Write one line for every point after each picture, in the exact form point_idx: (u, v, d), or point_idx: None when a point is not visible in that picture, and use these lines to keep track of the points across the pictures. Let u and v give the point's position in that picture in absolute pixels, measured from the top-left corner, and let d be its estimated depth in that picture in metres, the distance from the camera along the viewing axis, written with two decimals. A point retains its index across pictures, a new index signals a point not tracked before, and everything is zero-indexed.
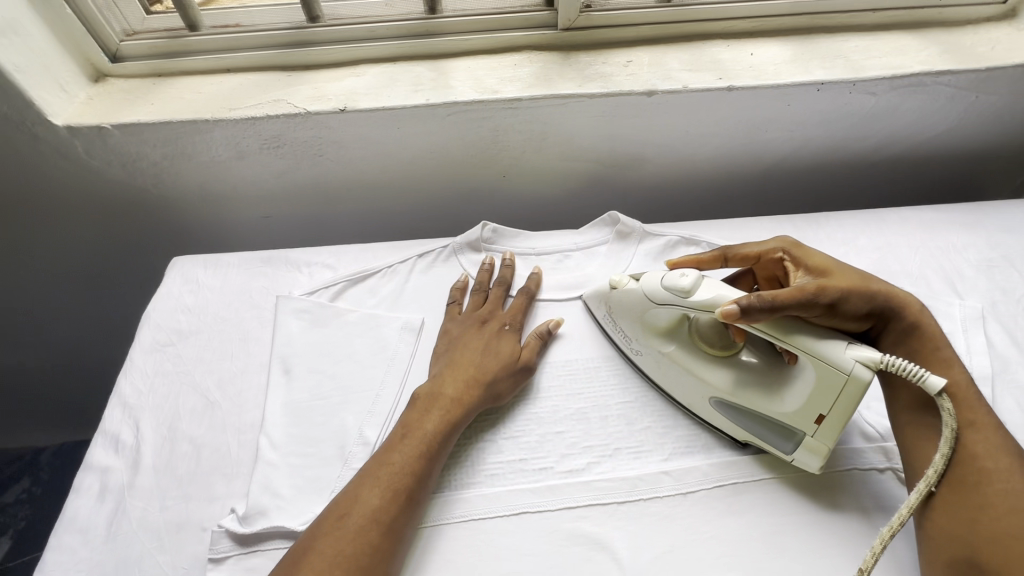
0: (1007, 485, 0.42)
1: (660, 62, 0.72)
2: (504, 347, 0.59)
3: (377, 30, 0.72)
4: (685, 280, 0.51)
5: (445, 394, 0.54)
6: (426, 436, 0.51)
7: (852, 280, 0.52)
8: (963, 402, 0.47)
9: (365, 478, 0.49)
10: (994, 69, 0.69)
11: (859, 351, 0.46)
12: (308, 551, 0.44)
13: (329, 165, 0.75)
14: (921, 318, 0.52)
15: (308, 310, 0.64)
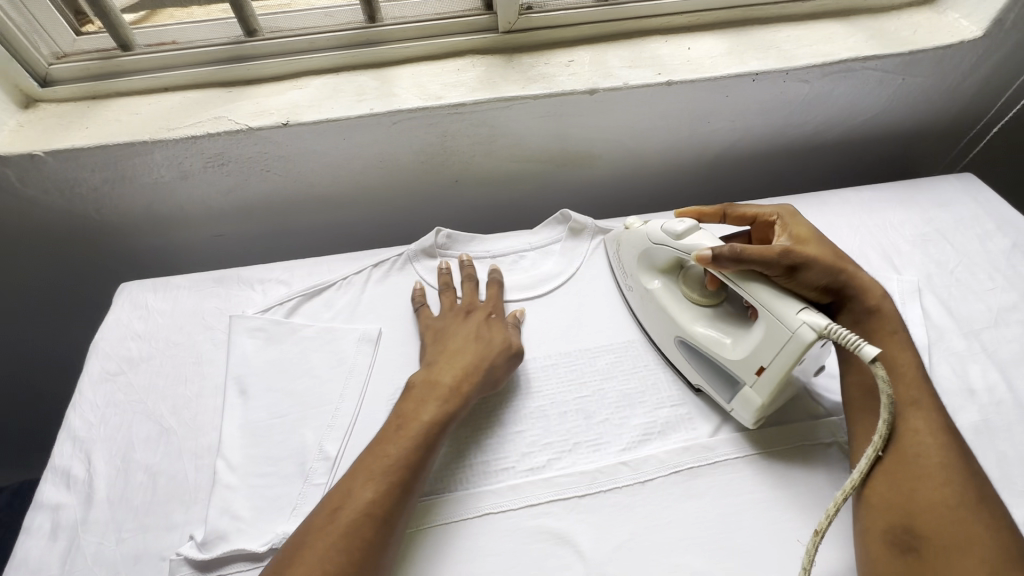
0: (943, 458, 0.44)
1: (600, 60, 0.73)
2: (494, 334, 0.60)
3: (317, 42, 0.72)
4: (685, 225, 0.56)
5: (446, 381, 0.55)
6: (423, 425, 0.51)
7: (824, 254, 0.54)
8: (906, 380, 0.49)
9: (358, 471, 0.48)
10: (917, 52, 0.72)
11: (810, 316, 0.48)
12: (301, 547, 0.44)
13: (278, 179, 0.74)
14: (882, 301, 0.54)
15: (262, 328, 0.63)
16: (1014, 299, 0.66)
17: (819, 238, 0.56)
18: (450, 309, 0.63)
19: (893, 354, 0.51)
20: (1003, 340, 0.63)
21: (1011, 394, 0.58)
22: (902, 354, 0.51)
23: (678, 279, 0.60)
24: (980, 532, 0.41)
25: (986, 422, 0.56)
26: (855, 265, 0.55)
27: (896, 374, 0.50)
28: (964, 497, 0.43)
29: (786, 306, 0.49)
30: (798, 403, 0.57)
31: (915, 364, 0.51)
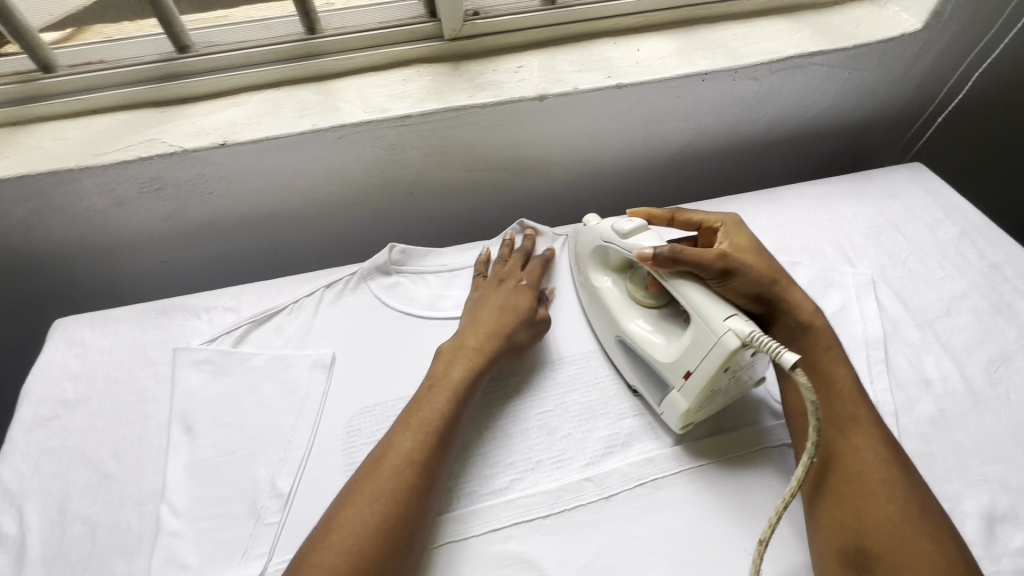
0: (886, 475, 0.45)
1: (550, 65, 0.72)
2: (519, 300, 0.62)
3: (254, 56, 0.69)
4: (633, 224, 0.55)
5: (468, 345, 0.58)
6: (451, 385, 0.54)
7: (758, 265, 0.54)
8: (843, 397, 0.50)
9: (398, 430, 0.51)
10: (861, 46, 0.73)
11: (736, 322, 0.46)
12: (346, 503, 0.46)
13: (221, 201, 0.71)
14: (814, 317, 0.54)
15: (208, 360, 0.60)
16: (964, 286, 0.67)
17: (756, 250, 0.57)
18: (489, 280, 0.66)
19: (830, 373, 0.51)
20: (955, 329, 0.64)
21: (964, 383, 0.59)
22: (838, 371, 0.51)
23: (627, 278, 0.59)
24: (927, 548, 0.41)
25: (942, 412, 0.57)
26: (788, 281, 0.56)
27: (832, 392, 0.50)
28: (910, 515, 0.43)
29: (715, 312, 0.48)
30: (758, 405, 0.57)
31: (851, 380, 0.51)
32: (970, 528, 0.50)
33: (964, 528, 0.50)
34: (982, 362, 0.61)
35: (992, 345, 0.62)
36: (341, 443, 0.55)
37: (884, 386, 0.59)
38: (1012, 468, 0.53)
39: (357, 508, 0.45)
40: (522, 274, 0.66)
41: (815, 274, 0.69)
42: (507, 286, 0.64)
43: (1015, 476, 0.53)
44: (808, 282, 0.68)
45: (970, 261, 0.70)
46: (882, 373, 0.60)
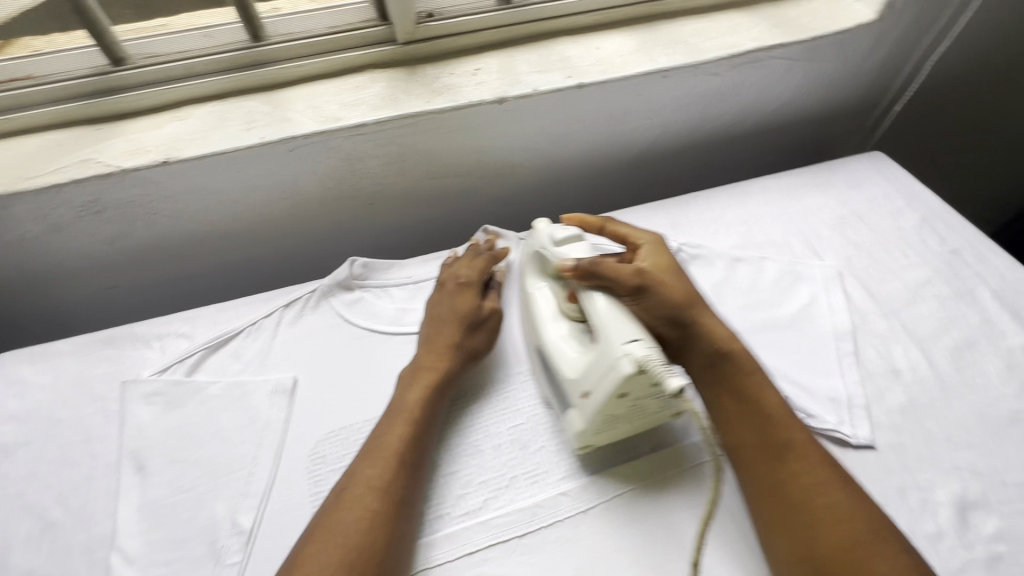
0: (835, 498, 0.44)
1: (508, 67, 0.70)
2: (468, 303, 0.60)
3: (195, 67, 0.65)
4: (569, 232, 0.57)
5: (424, 364, 0.56)
6: (410, 409, 0.52)
7: (674, 289, 0.54)
8: (780, 423, 0.49)
9: (362, 458, 0.49)
10: (818, 38, 0.73)
11: (636, 347, 0.44)
12: (309, 538, 0.44)
13: (168, 221, 0.67)
14: (732, 342, 0.53)
15: (160, 392, 0.57)
16: (927, 273, 0.68)
17: (676, 271, 0.57)
18: (441, 280, 0.64)
19: (761, 399, 0.50)
20: (921, 317, 0.64)
21: (932, 370, 0.60)
22: (765, 393, 0.51)
23: (561, 286, 0.57)
24: (885, 568, 0.41)
25: (912, 401, 0.57)
26: (706, 308, 0.55)
27: (764, 417, 0.49)
28: (861, 538, 0.42)
29: (617, 332, 0.46)
30: None
31: (781, 401, 0.51)
32: (943, 517, 0.50)
33: (938, 517, 0.50)
34: (948, 348, 0.61)
35: (956, 331, 0.63)
36: (306, 472, 0.53)
37: (855, 378, 0.59)
38: (981, 453, 0.54)
39: (321, 558, 0.42)
40: (462, 270, 0.64)
41: (784, 269, 0.69)
42: (454, 285, 0.62)
43: (984, 461, 0.53)
44: (776, 277, 0.68)
45: (931, 248, 0.71)
46: (852, 365, 0.60)
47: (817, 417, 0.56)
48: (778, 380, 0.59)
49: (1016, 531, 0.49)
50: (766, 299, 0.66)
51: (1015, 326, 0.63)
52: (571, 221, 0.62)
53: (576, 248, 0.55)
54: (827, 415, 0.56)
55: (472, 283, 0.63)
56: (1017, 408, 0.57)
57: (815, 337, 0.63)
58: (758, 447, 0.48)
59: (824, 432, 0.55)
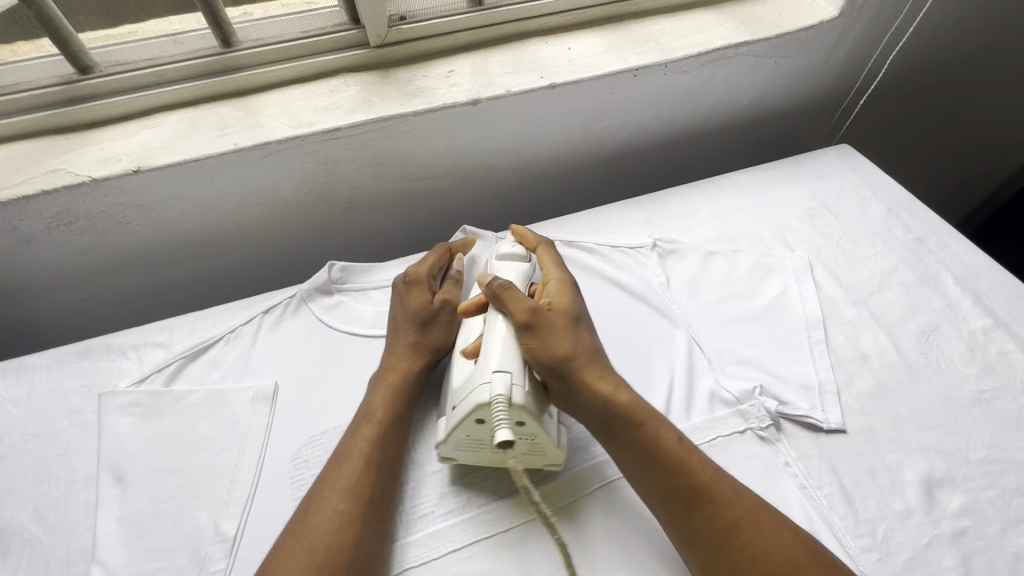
0: (749, 535, 0.43)
1: (481, 68, 0.70)
2: (418, 300, 0.60)
3: (165, 74, 0.65)
4: (514, 250, 0.61)
5: (387, 365, 0.57)
6: (376, 410, 0.53)
7: (564, 337, 0.51)
8: (680, 467, 0.46)
9: (334, 462, 0.50)
10: (784, 35, 0.75)
11: (498, 382, 0.46)
12: (283, 544, 0.44)
13: (141, 230, 0.66)
14: (618, 392, 0.49)
15: (138, 403, 0.57)
16: (893, 262, 0.70)
17: (572, 315, 0.54)
18: (399, 276, 0.63)
19: (651, 446, 0.47)
20: (888, 304, 0.66)
21: (899, 354, 0.62)
22: (658, 437, 0.48)
23: None
24: None
25: (880, 385, 0.59)
26: (600, 360, 0.51)
27: (659, 461, 0.47)
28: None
29: (489, 364, 0.48)
30: (708, 395, 0.58)
31: (677, 438, 0.48)
32: (911, 496, 0.52)
33: (906, 496, 0.52)
34: (913, 333, 0.64)
35: (921, 316, 0.65)
36: (289, 477, 0.53)
37: (825, 365, 0.61)
38: (946, 433, 0.56)
39: (293, 562, 0.43)
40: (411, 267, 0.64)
41: (756, 261, 0.71)
42: (412, 281, 0.62)
43: (948, 440, 0.55)
44: (748, 269, 0.70)
45: (897, 237, 0.73)
46: (823, 352, 0.62)
47: (790, 403, 0.57)
48: (752, 369, 0.61)
49: (979, 506, 0.51)
50: (738, 291, 0.68)
51: (977, 309, 0.65)
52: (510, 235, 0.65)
53: (509, 265, 0.59)
54: (800, 401, 0.58)
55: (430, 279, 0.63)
56: (979, 388, 0.59)
57: (786, 327, 0.64)
58: (661, 494, 0.46)
59: (797, 418, 0.57)
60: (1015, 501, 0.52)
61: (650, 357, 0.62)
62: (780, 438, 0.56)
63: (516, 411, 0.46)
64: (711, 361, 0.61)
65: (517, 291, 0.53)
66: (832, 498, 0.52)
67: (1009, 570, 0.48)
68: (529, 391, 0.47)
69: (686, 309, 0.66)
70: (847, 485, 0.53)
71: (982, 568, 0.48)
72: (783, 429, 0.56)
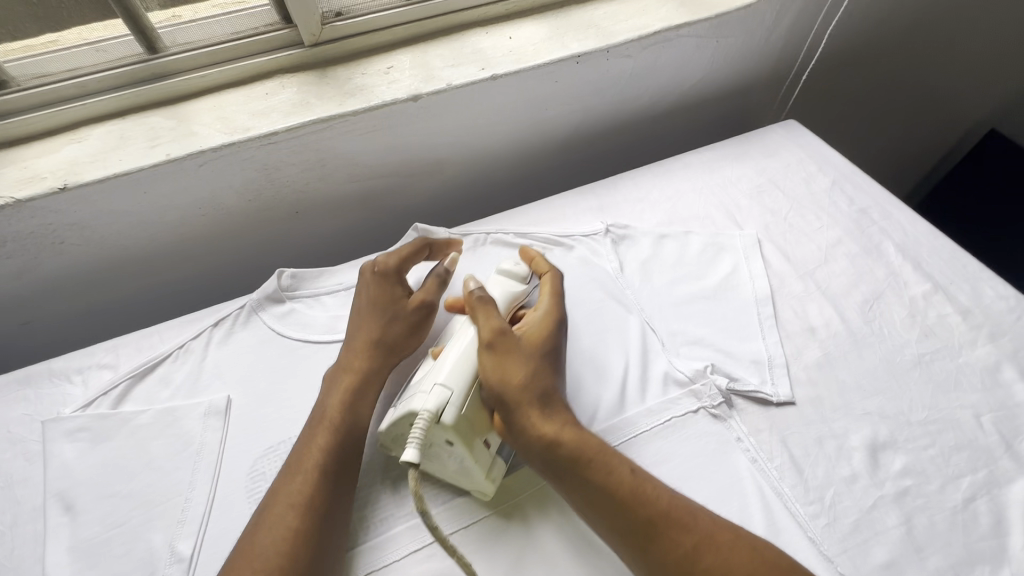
0: (712, 560, 0.43)
1: (422, 63, 0.69)
2: (385, 300, 0.60)
3: (88, 85, 0.62)
4: (513, 268, 0.62)
5: (344, 367, 0.56)
6: (330, 417, 0.52)
7: (520, 367, 0.51)
8: (633, 501, 0.46)
9: (286, 472, 0.49)
10: (722, 15, 0.75)
11: (432, 398, 0.49)
12: (234, 559, 0.44)
13: (76, 251, 0.64)
14: (563, 431, 0.49)
15: (84, 427, 0.55)
16: (838, 234, 0.72)
17: (542, 347, 0.54)
18: (370, 262, 0.63)
19: (601, 479, 0.47)
20: (833, 275, 0.68)
21: (844, 325, 0.64)
22: (610, 471, 0.47)
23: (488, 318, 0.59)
24: None
25: (827, 355, 0.61)
26: (552, 395, 0.51)
27: (612, 497, 0.46)
28: None
29: (439, 373, 0.51)
30: (661, 377, 0.59)
31: (628, 471, 0.47)
32: (857, 461, 0.54)
33: (852, 462, 0.54)
34: (858, 302, 0.66)
35: (865, 286, 0.67)
36: (245, 490, 0.52)
37: (774, 340, 0.62)
38: (889, 398, 0.58)
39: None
40: (380, 259, 0.63)
41: (707, 241, 0.72)
42: (383, 276, 0.61)
43: (891, 405, 0.57)
44: (699, 250, 0.71)
45: (841, 209, 0.75)
46: (772, 328, 0.63)
47: (740, 379, 0.59)
48: (705, 349, 0.62)
49: (920, 466, 0.54)
50: (690, 272, 0.69)
51: (916, 275, 0.68)
52: (523, 255, 0.66)
53: (501, 284, 0.60)
54: (750, 376, 0.59)
55: (399, 274, 0.62)
56: (920, 351, 0.61)
57: (736, 305, 0.66)
58: (617, 527, 0.45)
59: (748, 394, 0.58)
60: (953, 457, 0.54)
61: (605, 342, 0.62)
62: (732, 414, 0.57)
63: (444, 428, 0.48)
64: (665, 343, 0.62)
65: (494, 309, 0.55)
66: (783, 469, 0.53)
67: (948, 524, 0.50)
68: (462, 413, 0.49)
69: (640, 294, 0.67)
70: (797, 455, 0.54)
71: (923, 524, 0.50)
72: (734, 405, 0.58)
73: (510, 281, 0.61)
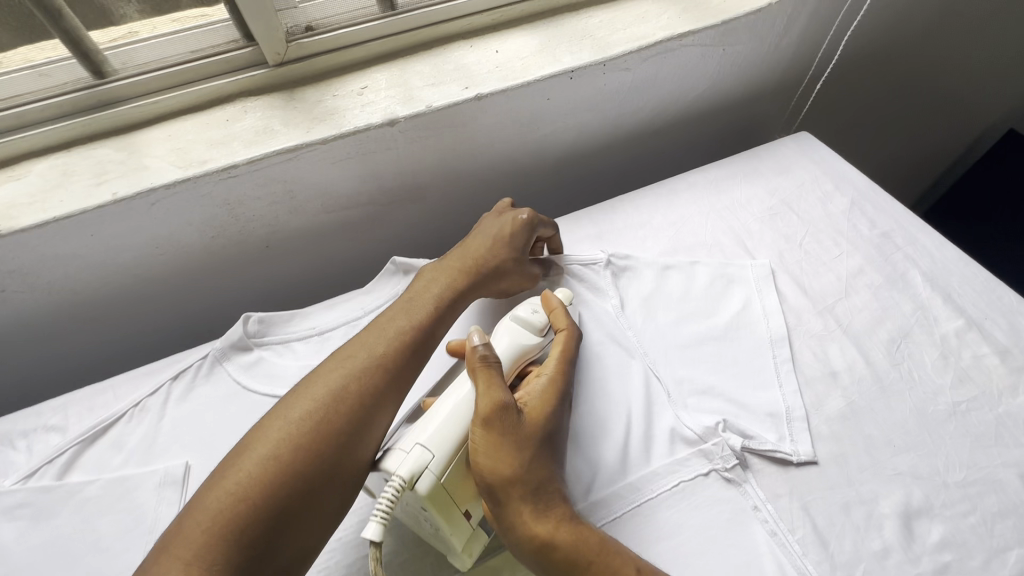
0: None
1: (399, 81, 0.63)
2: (507, 234, 0.61)
3: (26, 115, 0.55)
4: (529, 317, 0.55)
5: (451, 267, 0.59)
6: (428, 304, 0.55)
7: (513, 456, 0.44)
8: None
9: (376, 333, 0.52)
10: (730, 21, 0.68)
11: (409, 462, 0.42)
12: (310, 391, 0.46)
13: (21, 298, 0.58)
14: (559, 530, 0.43)
15: (23, 504, 0.49)
16: (859, 262, 0.66)
17: (543, 427, 0.46)
18: (509, 202, 0.65)
19: None
20: (856, 310, 0.62)
21: (869, 369, 0.57)
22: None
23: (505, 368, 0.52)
24: None
25: (851, 405, 0.55)
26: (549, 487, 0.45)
27: None
28: None
29: (422, 432, 0.44)
30: (668, 433, 0.53)
31: (634, 574, 0.42)
32: (889, 532, 0.48)
33: (883, 533, 0.48)
34: (883, 342, 0.59)
35: (891, 322, 0.61)
36: None
37: (792, 388, 0.56)
38: (922, 455, 0.52)
39: (311, 403, 0.45)
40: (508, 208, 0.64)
41: (715, 272, 0.65)
42: (521, 219, 0.61)
43: (925, 463, 0.51)
44: (707, 283, 0.65)
45: (862, 233, 0.68)
46: (789, 374, 0.57)
47: (756, 437, 0.53)
48: (715, 399, 0.56)
49: (960, 537, 0.48)
50: (698, 308, 0.63)
51: (948, 309, 0.61)
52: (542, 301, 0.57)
53: (512, 333, 0.53)
54: (766, 433, 0.53)
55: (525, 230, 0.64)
56: (954, 400, 0.55)
57: (750, 347, 0.59)
58: None
59: (765, 453, 0.52)
60: (997, 526, 0.48)
61: (606, 393, 0.56)
62: (747, 478, 0.51)
63: (418, 496, 0.42)
64: (671, 394, 0.56)
65: (497, 376, 0.47)
66: (806, 543, 0.47)
67: None
68: (441, 481, 0.43)
69: (644, 335, 0.61)
70: (821, 525, 0.48)
71: None
72: (749, 465, 0.52)
73: (519, 332, 0.54)
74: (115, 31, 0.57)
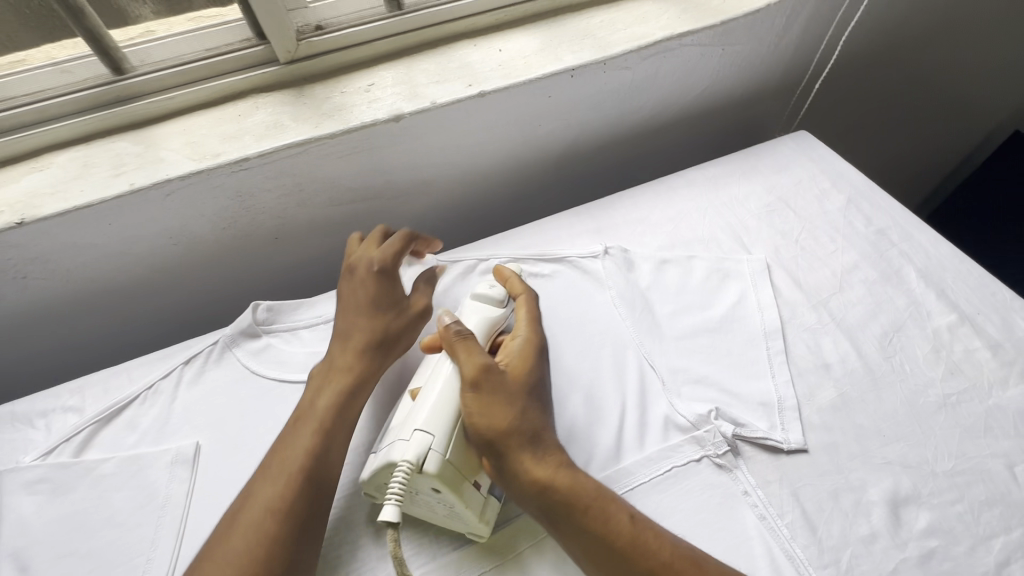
0: None
1: (405, 79, 0.65)
2: (378, 299, 0.57)
3: (49, 109, 0.58)
4: (491, 292, 0.58)
5: (333, 370, 0.54)
6: (319, 417, 0.50)
7: (505, 409, 0.47)
8: (636, 552, 0.43)
9: (267, 473, 0.47)
10: (729, 22, 0.70)
11: (416, 445, 0.45)
12: (211, 558, 0.43)
13: (42, 284, 0.60)
14: (558, 473, 0.45)
15: (43, 479, 0.51)
16: (854, 258, 0.67)
17: (526, 383, 0.50)
18: (370, 242, 0.62)
19: (600, 528, 0.43)
20: (849, 305, 0.63)
21: (861, 361, 0.59)
22: (609, 520, 0.44)
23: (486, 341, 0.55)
24: None
25: (843, 396, 0.56)
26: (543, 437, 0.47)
27: (612, 549, 0.43)
28: None
29: (419, 416, 0.47)
30: (662, 421, 0.55)
31: (628, 518, 0.44)
32: (878, 518, 0.49)
33: (871, 519, 0.49)
34: (876, 336, 0.60)
35: (885, 316, 0.62)
36: None
37: (785, 378, 0.57)
38: (912, 445, 0.53)
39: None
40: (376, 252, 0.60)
41: (711, 266, 0.67)
42: (375, 271, 0.58)
43: (915, 453, 0.52)
44: (704, 276, 0.66)
45: (857, 230, 0.70)
46: (782, 365, 0.58)
47: (748, 425, 0.54)
48: (709, 389, 0.57)
49: (947, 524, 0.49)
50: (694, 301, 0.64)
51: (941, 304, 0.62)
52: (496, 275, 0.62)
53: (476, 311, 0.56)
54: (758, 421, 0.54)
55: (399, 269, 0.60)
56: (945, 392, 0.56)
57: (744, 338, 0.61)
58: None
59: (756, 441, 0.53)
60: (984, 514, 0.49)
61: (600, 382, 0.58)
62: (738, 464, 0.52)
63: (428, 477, 0.44)
64: (666, 382, 0.58)
65: (475, 343, 0.51)
66: (795, 527, 0.49)
67: None
68: (446, 458, 0.45)
69: (640, 327, 0.62)
70: (811, 510, 0.49)
71: None
72: (740, 453, 0.53)
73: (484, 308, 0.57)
74: (132, 30, 0.60)
